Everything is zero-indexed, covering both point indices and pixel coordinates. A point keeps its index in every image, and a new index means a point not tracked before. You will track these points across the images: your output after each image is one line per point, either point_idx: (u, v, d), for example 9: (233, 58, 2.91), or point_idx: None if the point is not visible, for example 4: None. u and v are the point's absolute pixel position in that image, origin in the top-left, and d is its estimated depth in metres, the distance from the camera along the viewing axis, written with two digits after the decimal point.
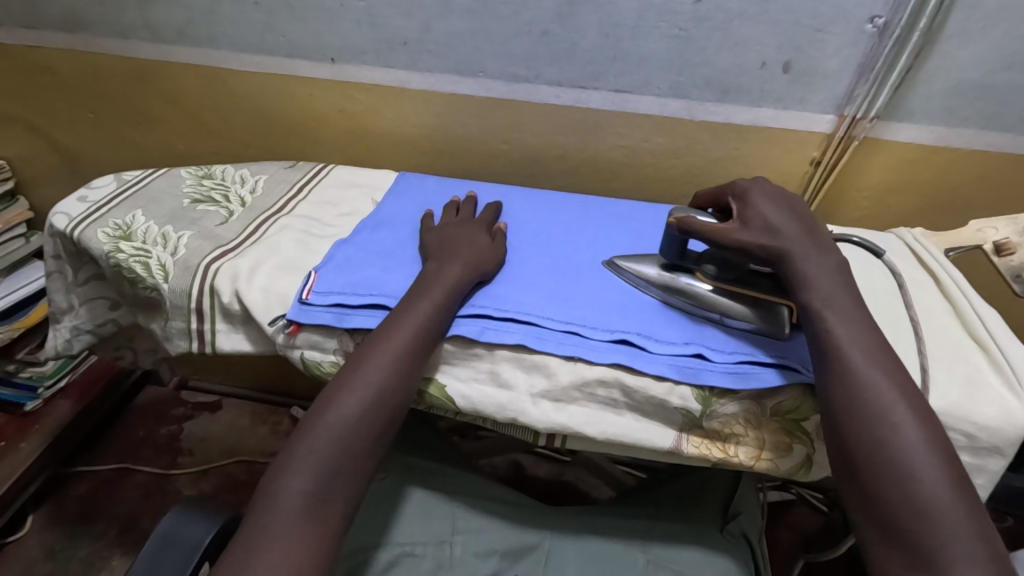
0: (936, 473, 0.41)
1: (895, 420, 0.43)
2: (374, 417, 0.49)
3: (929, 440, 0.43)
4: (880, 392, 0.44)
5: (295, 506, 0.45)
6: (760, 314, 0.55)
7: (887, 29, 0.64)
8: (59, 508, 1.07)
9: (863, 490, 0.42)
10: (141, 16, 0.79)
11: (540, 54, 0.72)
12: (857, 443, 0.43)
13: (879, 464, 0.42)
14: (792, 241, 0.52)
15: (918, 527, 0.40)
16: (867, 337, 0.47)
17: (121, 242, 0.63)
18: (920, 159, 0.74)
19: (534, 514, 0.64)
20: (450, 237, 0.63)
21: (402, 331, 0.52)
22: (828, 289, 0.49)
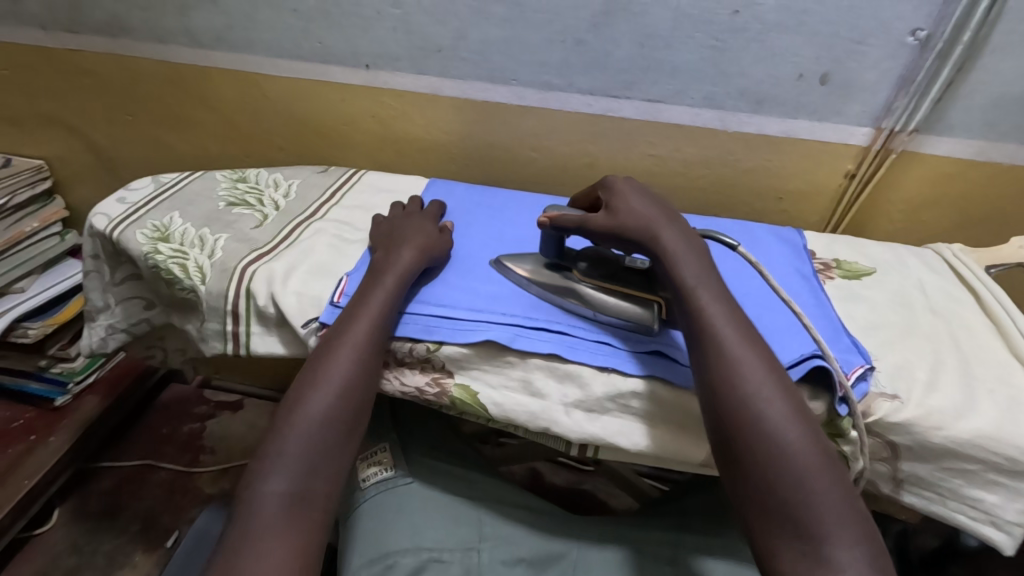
0: (804, 443, 0.43)
1: (765, 397, 0.44)
2: (344, 410, 0.50)
3: (796, 412, 0.44)
4: (748, 370, 0.46)
5: (272, 508, 0.45)
6: (631, 308, 0.55)
7: (929, 41, 0.63)
8: (85, 502, 1.09)
9: (744, 470, 0.43)
10: (182, 22, 0.80)
11: (574, 63, 0.73)
12: (732, 424, 0.44)
13: (754, 444, 0.43)
14: (655, 223, 0.54)
15: (795, 502, 0.41)
16: (735, 319, 0.49)
17: (159, 243, 0.65)
18: (958, 173, 0.73)
19: (559, 523, 0.63)
20: (391, 227, 0.65)
21: (360, 323, 0.53)
22: (694, 277, 0.51)
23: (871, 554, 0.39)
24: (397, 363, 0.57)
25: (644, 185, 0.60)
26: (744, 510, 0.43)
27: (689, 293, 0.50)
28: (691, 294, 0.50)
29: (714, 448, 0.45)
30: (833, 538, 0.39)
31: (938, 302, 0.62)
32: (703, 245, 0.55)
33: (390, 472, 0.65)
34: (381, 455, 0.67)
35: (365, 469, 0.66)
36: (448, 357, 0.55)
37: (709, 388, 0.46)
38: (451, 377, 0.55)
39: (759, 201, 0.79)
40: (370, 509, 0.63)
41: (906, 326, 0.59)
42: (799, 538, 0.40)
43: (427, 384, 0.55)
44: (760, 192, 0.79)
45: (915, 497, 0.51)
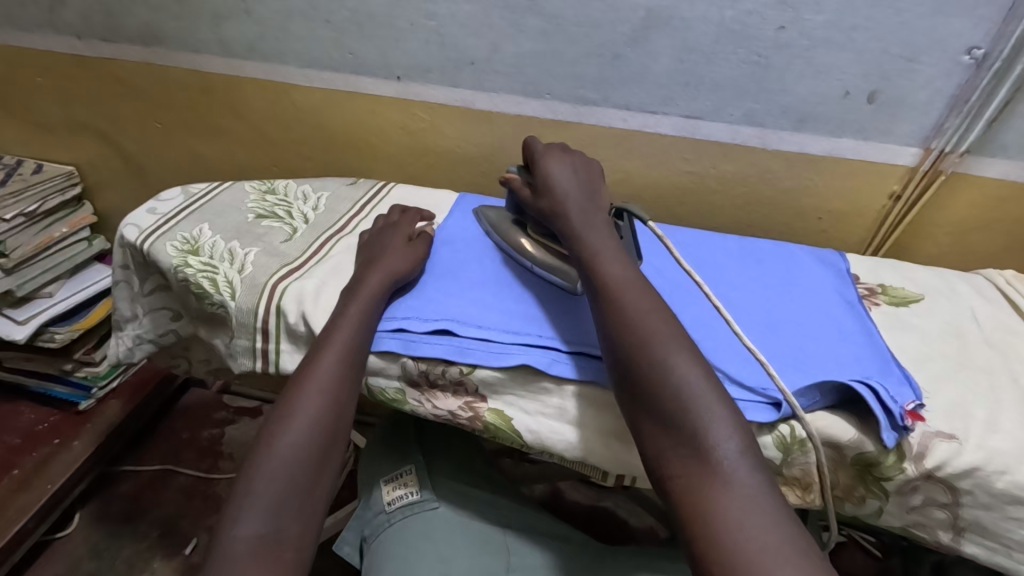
0: (682, 359, 0.45)
1: (642, 320, 0.47)
2: (319, 442, 0.48)
3: (673, 334, 0.47)
4: (630, 302, 0.49)
5: (240, 551, 0.42)
6: (560, 265, 0.59)
7: (986, 60, 0.61)
8: (107, 506, 1.09)
9: (636, 395, 0.45)
10: (215, 32, 0.80)
11: (611, 77, 0.71)
12: (620, 353, 0.46)
13: (640, 369, 0.45)
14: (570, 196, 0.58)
15: (678, 411, 0.43)
16: (622, 265, 0.52)
17: (190, 256, 0.64)
18: (1011, 196, 0.70)
19: (590, 552, 0.61)
20: (370, 245, 0.64)
21: (332, 349, 0.52)
22: (594, 232, 0.54)
23: (749, 446, 0.41)
24: (429, 385, 0.55)
25: (579, 156, 0.62)
26: (641, 432, 0.44)
27: (590, 255, 0.53)
28: (592, 256, 0.53)
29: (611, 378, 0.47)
30: (709, 433, 0.41)
31: (992, 333, 0.59)
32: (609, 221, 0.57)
33: (417, 495, 0.63)
34: (407, 477, 0.66)
35: (390, 492, 0.65)
36: (481, 380, 0.54)
37: (602, 326, 0.49)
38: (484, 401, 0.54)
39: (797, 221, 0.77)
40: (396, 532, 0.61)
41: (959, 359, 0.56)
42: (684, 444, 0.42)
43: (460, 408, 0.54)
44: (799, 212, 0.76)
45: (976, 544, 0.49)
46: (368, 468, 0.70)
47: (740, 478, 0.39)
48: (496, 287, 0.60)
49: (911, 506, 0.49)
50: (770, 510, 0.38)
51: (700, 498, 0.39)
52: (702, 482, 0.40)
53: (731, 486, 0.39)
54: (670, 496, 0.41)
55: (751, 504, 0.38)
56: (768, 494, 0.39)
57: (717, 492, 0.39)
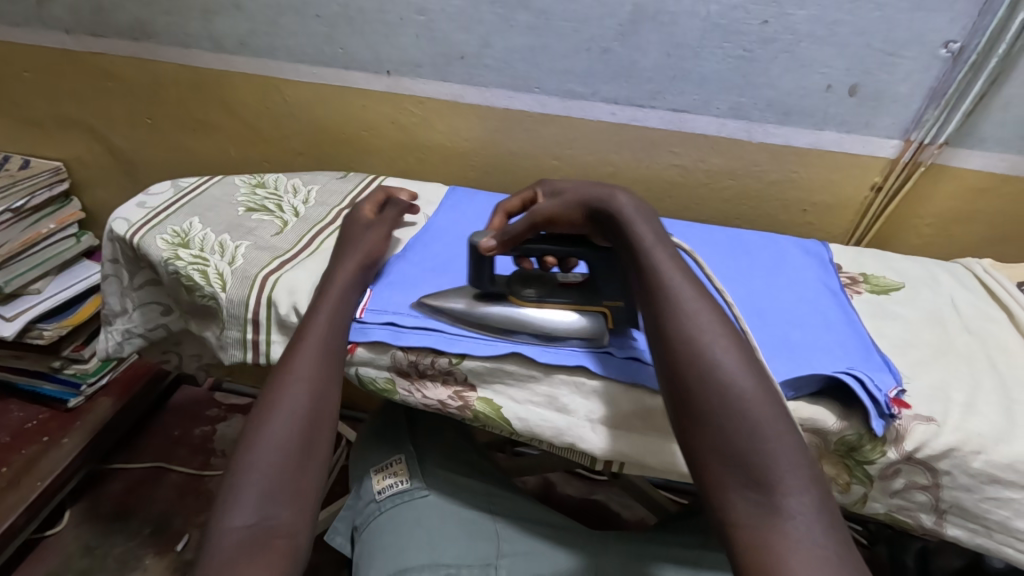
0: (756, 392, 0.42)
1: (719, 346, 0.44)
2: (306, 438, 0.48)
3: (748, 361, 0.44)
4: (701, 322, 0.45)
5: (232, 542, 0.41)
6: (583, 331, 0.55)
7: (962, 53, 0.62)
8: (98, 504, 1.09)
9: (698, 423, 0.42)
10: (204, 27, 0.80)
11: (600, 71, 0.72)
12: (683, 375, 0.44)
13: (707, 394, 0.42)
14: (613, 189, 0.56)
15: (749, 450, 0.40)
16: (686, 275, 0.49)
17: (180, 249, 0.64)
18: (990, 188, 0.71)
19: (579, 539, 0.61)
20: (341, 236, 0.64)
21: (309, 345, 0.53)
22: (649, 234, 0.51)
23: (821, 500, 0.39)
24: (418, 375, 0.56)
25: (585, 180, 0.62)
26: (697, 462, 0.42)
27: (643, 250, 0.50)
28: (646, 254, 0.50)
29: (671, 405, 0.44)
30: (783, 484, 0.39)
31: (972, 320, 0.61)
32: (645, 203, 0.55)
33: (406, 484, 0.64)
34: (397, 466, 0.66)
35: (381, 481, 0.65)
36: (470, 370, 0.54)
37: (665, 343, 0.45)
38: (473, 390, 0.55)
39: (783, 213, 0.78)
40: (385, 520, 0.61)
41: (939, 346, 0.57)
42: (750, 485, 0.39)
43: (450, 397, 0.55)
44: (784, 204, 0.77)
45: (959, 526, 0.50)
46: (359, 459, 0.70)
47: (814, 537, 0.37)
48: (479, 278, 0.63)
49: (892, 487, 0.51)
50: (842, 568, 0.35)
51: (763, 541, 0.37)
52: (769, 530, 0.38)
53: (805, 544, 0.37)
54: (730, 545, 0.39)
55: (822, 562, 0.36)
56: (838, 553, 0.37)
57: (786, 543, 0.37)
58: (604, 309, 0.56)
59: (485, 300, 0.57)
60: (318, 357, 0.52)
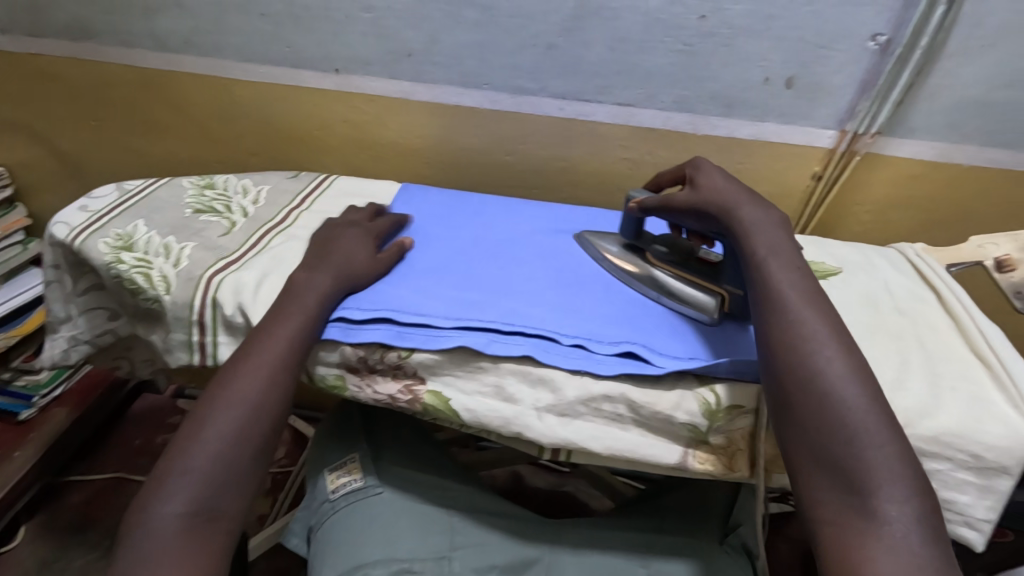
0: (860, 402, 0.43)
1: (823, 355, 0.45)
2: (255, 430, 0.49)
3: (854, 370, 0.45)
4: (809, 330, 0.47)
5: (168, 530, 0.44)
6: (694, 298, 0.59)
7: (889, 46, 0.65)
8: (55, 517, 1.06)
9: (796, 427, 0.44)
10: (146, 25, 0.79)
11: (547, 67, 0.73)
12: (783, 380, 0.45)
13: (807, 401, 0.44)
14: (737, 198, 0.55)
15: (848, 457, 0.41)
16: (803, 284, 0.50)
17: (123, 252, 0.63)
18: (923, 174, 0.75)
19: (529, 527, 0.62)
20: (319, 239, 0.63)
21: (277, 338, 0.52)
22: (766, 245, 0.52)
23: (922, 512, 0.40)
24: (369, 370, 0.56)
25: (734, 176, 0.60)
26: (792, 463, 0.44)
27: (758, 262, 0.51)
28: (759, 265, 0.51)
29: (771, 408, 0.46)
30: (881, 492, 0.40)
31: (903, 302, 0.63)
32: (785, 216, 0.54)
33: (361, 481, 0.64)
34: (351, 464, 0.66)
35: (336, 480, 0.65)
36: (419, 363, 0.55)
37: (771, 348, 0.47)
38: (423, 383, 0.55)
39: None
40: (339, 518, 0.62)
41: (871, 327, 0.60)
42: (845, 491, 0.41)
43: (400, 391, 0.55)
44: None
45: None
46: (315, 457, 0.70)
47: (912, 546, 0.38)
48: (431, 270, 0.63)
49: None
50: None
51: (854, 545, 0.39)
52: (862, 534, 0.39)
53: (902, 552, 0.38)
54: (821, 545, 0.41)
55: (915, 570, 0.37)
56: (934, 565, 0.38)
57: (879, 548, 0.38)
58: (723, 292, 0.59)
59: (630, 254, 0.65)
60: (278, 353, 0.52)
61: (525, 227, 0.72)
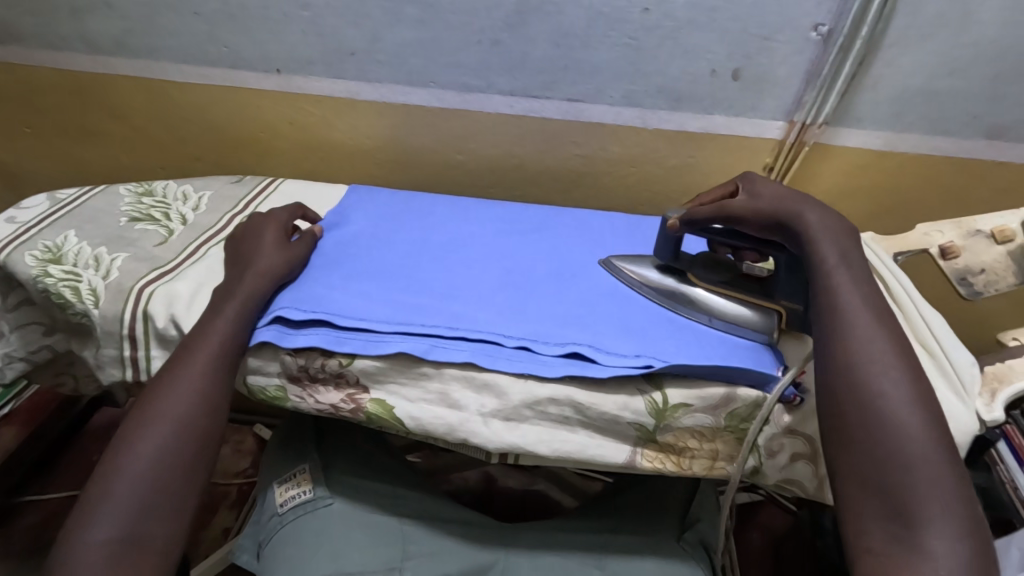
0: (921, 432, 0.42)
1: (888, 379, 0.43)
2: (182, 448, 0.48)
3: (917, 399, 0.43)
4: (873, 351, 0.45)
5: (94, 557, 0.44)
6: (753, 318, 0.56)
7: (831, 36, 0.64)
8: (6, 541, 1.02)
9: (850, 451, 0.43)
10: (75, 27, 0.75)
11: (492, 64, 0.71)
12: (842, 400, 0.44)
13: (865, 424, 0.42)
14: (802, 204, 0.52)
15: (903, 488, 0.40)
16: (870, 300, 0.47)
17: (50, 265, 0.60)
18: (871, 163, 0.75)
19: (486, 532, 0.61)
20: (239, 245, 0.61)
21: (199, 350, 0.51)
22: (834, 255, 0.49)
23: (974, 551, 0.38)
24: (311, 380, 0.54)
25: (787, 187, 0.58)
26: (838, 486, 0.43)
27: (824, 271, 0.49)
28: (827, 276, 0.49)
29: (825, 427, 0.45)
30: (932, 526, 0.39)
31: None
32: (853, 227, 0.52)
33: (310, 493, 0.62)
34: (301, 476, 0.64)
35: (285, 493, 0.63)
36: (361, 371, 0.53)
37: (832, 367, 0.45)
38: (366, 392, 0.54)
39: (685, 197, 0.80)
40: (288, 532, 0.60)
41: None
42: (896, 521, 0.40)
43: (342, 400, 0.54)
44: (685, 187, 0.79)
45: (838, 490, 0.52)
46: (266, 469, 0.68)
47: None
48: (377, 273, 0.61)
49: (772, 450, 0.53)
50: None
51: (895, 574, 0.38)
52: (907, 565, 0.38)
53: None
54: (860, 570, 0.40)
55: None
56: None
57: None
58: (779, 307, 0.56)
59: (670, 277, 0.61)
60: (202, 367, 0.50)
61: (474, 228, 0.71)
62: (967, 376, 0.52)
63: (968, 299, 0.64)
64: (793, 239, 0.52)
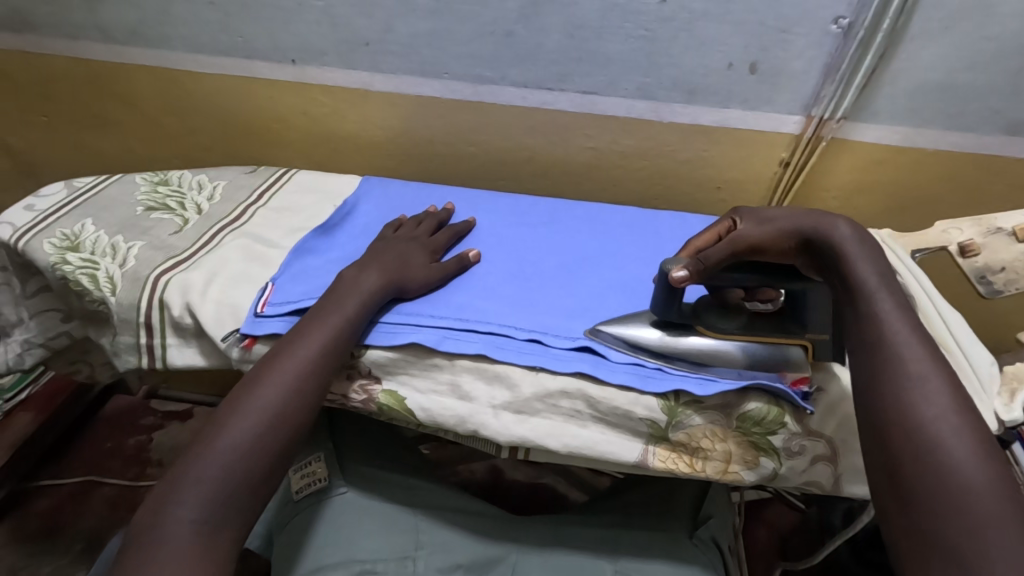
0: (988, 486, 0.37)
1: (947, 424, 0.39)
2: (274, 438, 0.47)
3: (979, 447, 0.38)
4: (930, 393, 0.40)
5: (178, 537, 0.41)
6: (787, 361, 0.51)
7: (852, 29, 0.63)
8: (22, 524, 1.04)
9: (902, 500, 0.38)
10: (91, 16, 0.76)
11: (505, 55, 0.71)
12: (894, 446, 0.39)
13: (923, 474, 0.38)
14: (830, 218, 0.50)
15: (968, 550, 0.35)
16: (920, 337, 0.43)
17: (68, 253, 0.61)
18: (888, 159, 0.74)
19: (495, 523, 0.62)
20: (382, 244, 0.62)
21: (306, 343, 0.51)
22: (874, 275, 0.46)
23: None
24: None
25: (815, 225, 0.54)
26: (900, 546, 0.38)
27: (866, 295, 0.45)
28: (870, 300, 0.45)
29: (877, 478, 0.40)
30: None
31: None
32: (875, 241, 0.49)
33: (326, 482, 0.62)
34: (315, 465, 0.63)
35: (298, 481, 0.62)
36: (373, 361, 0.54)
37: (877, 407, 0.41)
38: (378, 383, 0.54)
39: (697, 191, 0.80)
40: (303, 520, 0.60)
41: None
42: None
43: (354, 390, 0.54)
44: (698, 182, 0.79)
45: (853, 489, 0.51)
46: None
47: None
48: None
49: (793, 453, 0.50)
50: None
51: None
52: None
53: None
54: None
55: None
56: None
57: None
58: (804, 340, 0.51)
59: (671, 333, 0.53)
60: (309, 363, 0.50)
61: (484, 221, 0.70)
62: (986, 377, 0.52)
63: (988, 298, 0.64)
64: (824, 257, 0.49)
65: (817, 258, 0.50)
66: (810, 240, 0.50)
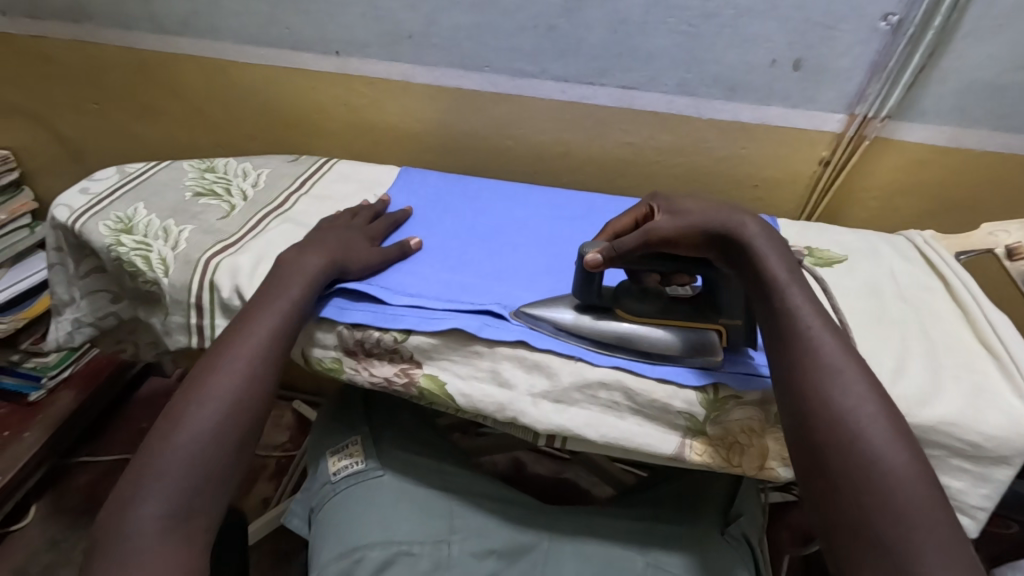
0: (908, 472, 0.39)
1: (866, 415, 0.41)
2: (235, 425, 0.47)
3: (896, 433, 0.41)
4: (847, 386, 0.42)
5: (143, 533, 0.42)
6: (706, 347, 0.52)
7: (901, 26, 0.62)
8: (62, 499, 1.07)
9: (832, 491, 0.40)
10: (145, 7, 0.79)
11: (546, 49, 0.71)
12: (819, 440, 0.41)
13: (847, 465, 0.40)
14: (733, 214, 0.51)
15: (897, 537, 0.37)
16: (831, 330, 0.45)
17: (123, 235, 0.63)
18: (933, 160, 0.73)
19: (527, 512, 0.62)
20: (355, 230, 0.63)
21: (256, 328, 0.51)
22: (783, 271, 0.47)
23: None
24: (365, 354, 0.56)
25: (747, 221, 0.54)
26: (830, 537, 0.39)
27: (778, 290, 0.47)
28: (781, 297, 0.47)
29: (802, 470, 0.42)
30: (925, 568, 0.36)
31: (909, 291, 0.62)
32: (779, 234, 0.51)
33: (362, 464, 0.64)
34: (353, 447, 0.66)
35: (336, 463, 0.66)
36: (415, 347, 0.55)
37: (802, 401, 0.43)
38: (419, 367, 0.55)
39: (734, 189, 0.79)
40: (340, 500, 0.62)
41: (876, 314, 0.59)
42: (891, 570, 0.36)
43: (395, 374, 0.55)
44: (735, 179, 0.78)
45: None
46: (316, 441, 0.70)
47: None
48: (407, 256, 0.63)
49: None
50: None
51: None
52: None
53: None
54: None
55: None
56: None
57: None
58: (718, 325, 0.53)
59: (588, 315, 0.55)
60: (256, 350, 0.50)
61: (521, 215, 0.71)
62: None
63: None
64: (731, 250, 0.50)
65: (728, 254, 0.51)
66: (721, 237, 0.51)
